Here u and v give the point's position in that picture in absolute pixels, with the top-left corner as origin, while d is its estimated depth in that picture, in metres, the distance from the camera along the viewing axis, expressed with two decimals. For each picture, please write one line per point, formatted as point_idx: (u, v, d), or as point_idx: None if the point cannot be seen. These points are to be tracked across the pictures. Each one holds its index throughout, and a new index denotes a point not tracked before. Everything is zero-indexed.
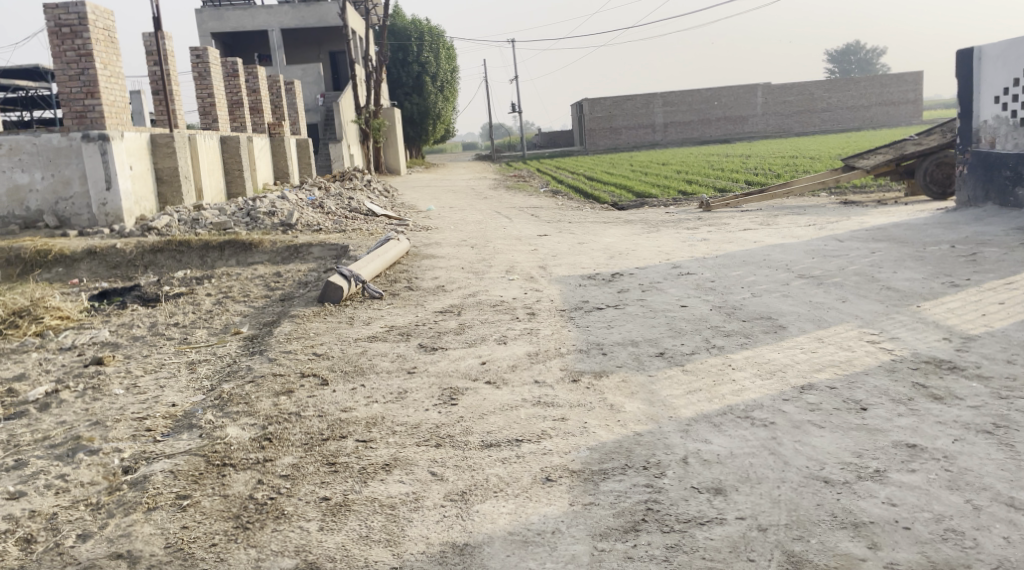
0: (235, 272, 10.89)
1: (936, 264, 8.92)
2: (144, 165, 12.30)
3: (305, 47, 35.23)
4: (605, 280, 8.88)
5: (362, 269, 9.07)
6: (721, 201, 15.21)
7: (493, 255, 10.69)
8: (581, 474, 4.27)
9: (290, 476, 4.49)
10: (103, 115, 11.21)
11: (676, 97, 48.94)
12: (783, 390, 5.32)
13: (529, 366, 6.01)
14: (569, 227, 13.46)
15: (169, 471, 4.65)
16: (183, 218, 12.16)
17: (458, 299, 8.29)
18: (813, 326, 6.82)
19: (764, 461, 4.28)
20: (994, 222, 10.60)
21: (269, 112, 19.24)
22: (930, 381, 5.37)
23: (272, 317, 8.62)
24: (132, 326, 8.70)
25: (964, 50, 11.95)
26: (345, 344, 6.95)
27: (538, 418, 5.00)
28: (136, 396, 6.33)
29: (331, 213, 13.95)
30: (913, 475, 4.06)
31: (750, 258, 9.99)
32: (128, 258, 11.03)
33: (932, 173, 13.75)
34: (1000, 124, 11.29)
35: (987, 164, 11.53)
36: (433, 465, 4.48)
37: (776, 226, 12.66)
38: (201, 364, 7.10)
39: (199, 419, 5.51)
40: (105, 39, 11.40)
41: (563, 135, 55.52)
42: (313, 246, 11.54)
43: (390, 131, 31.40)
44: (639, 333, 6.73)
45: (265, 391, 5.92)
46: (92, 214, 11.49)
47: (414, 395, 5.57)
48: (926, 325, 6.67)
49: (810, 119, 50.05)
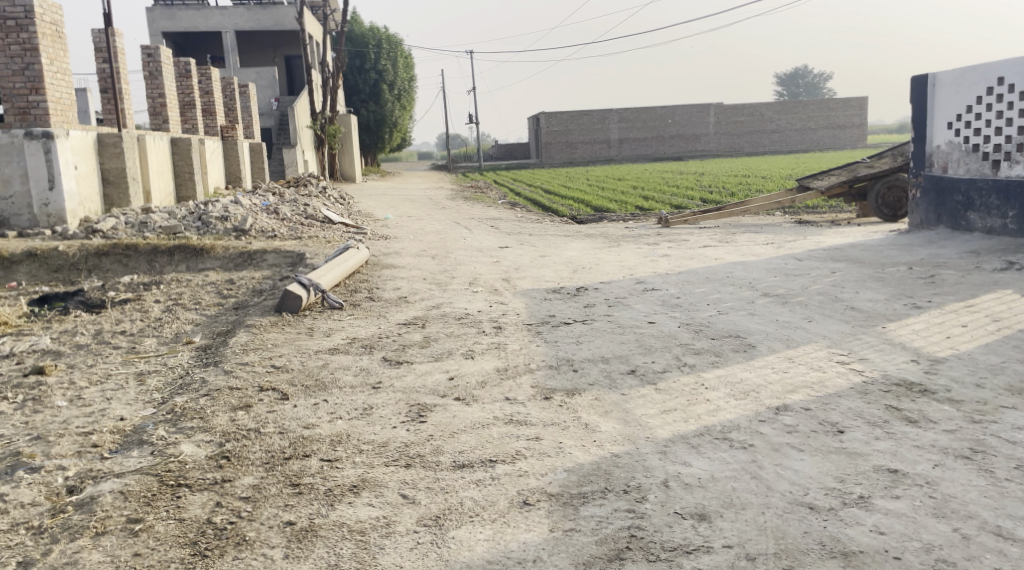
0: (186, 278, 10.52)
1: (897, 286, 8.97)
2: (91, 166, 11.85)
3: (259, 50, 34.70)
4: (570, 294, 8.75)
5: (321, 278, 8.81)
6: (679, 217, 15.19)
7: (455, 267, 10.50)
8: (560, 498, 4.11)
9: (252, 499, 4.24)
10: (48, 112, 10.78)
11: (631, 114, 49.36)
12: (759, 411, 5.22)
13: (498, 383, 5.81)
14: (530, 240, 13.33)
15: (119, 492, 4.38)
16: (132, 221, 11.74)
17: (421, 311, 8.08)
18: (781, 345, 6.76)
19: (746, 485, 4.17)
20: (948, 245, 10.75)
21: (221, 115, 18.80)
22: (903, 404, 5.32)
23: (225, 326, 8.31)
24: (76, 333, 8.30)
25: (919, 76, 12.10)
26: (304, 357, 6.70)
27: (511, 438, 4.82)
28: (80, 409, 5.99)
29: (286, 219, 13.63)
30: (898, 501, 4.01)
31: (712, 275, 9.96)
32: (71, 261, 10.57)
33: (884, 196, 13.94)
34: (953, 149, 11.45)
35: (939, 188, 11.71)
36: (404, 487, 4.27)
37: (735, 243, 12.69)
38: (150, 376, 6.77)
39: (150, 435, 5.22)
40: (52, 33, 10.98)
41: (518, 148, 55.61)
42: (268, 252, 11.24)
43: (345, 138, 31.00)
44: (609, 349, 6.60)
45: (221, 405, 5.65)
46: (33, 214, 11.01)
47: (381, 411, 5.35)
48: (894, 347, 6.66)
49: (760, 139, 50.91)
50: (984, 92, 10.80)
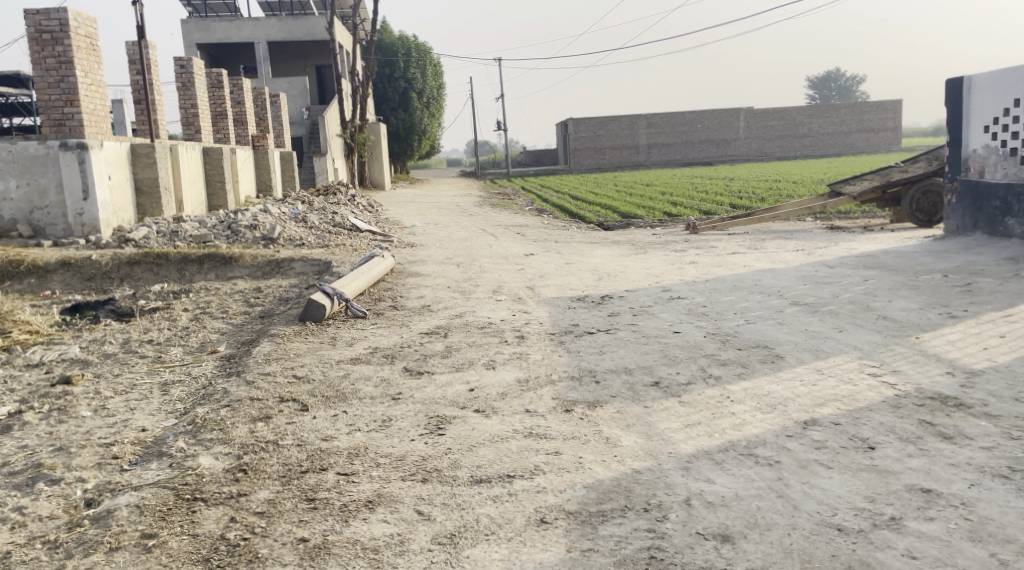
0: (214, 287, 10.58)
1: (931, 294, 8.75)
2: (124, 176, 11.97)
3: (291, 60, 34.98)
4: (595, 303, 8.64)
5: (345, 286, 8.78)
6: (708, 223, 15.00)
7: (479, 274, 10.45)
8: (578, 516, 4.01)
9: (266, 514, 4.19)
10: (82, 124, 10.89)
11: (660, 119, 49.10)
12: (786, 426, 5.08)
13: (519, 395, 5.73)
14: (556, 246, 13.24)
15: (135, 506, 4.35)
16: (162, 230, 11.83)
17: (443, 320, 8.02)
18: (811, 356, 6.60)
19: (772, 505, 4.04)
20: (985, 252, 10.49)
21: (252, 124, 18.93)
22: (937, 419, 5.15)
23: (250, 335, 8.31)
24: (104, 342, 8.36)
25: (954, 79, 11.85)
26: (326, 367, 6.66)
27: (531, 452, 4.74)
28: (104, 419, 6.00)
29: (314, 227, 13.67)
30: (931, 524, 3.86)
31: (741, 283, 9.80)
32: (104, 270, 10.66)
33: (919, 201, 13.65)
34: (990, 153, 11.19)
35: (976, 193, 11.44)
36: (420, 503, 4.20)
37: (765, 250, 12.49)
38: (174, 386, 6.77)
39: (170, 447, 5.20)
40: (86, 46, 11.11)
41: (548, 154, 55.60)
42: (295, 261, 11.28)
43: (375, 145, 31.14)
44: (633, 360, 6.49)
45: (241, 416, 5.62)
46: (67, 224, 11.13)
47: (400, 424, 5.29)
48: (928, 358, 6.47)
49: (792, 143, 50.35)
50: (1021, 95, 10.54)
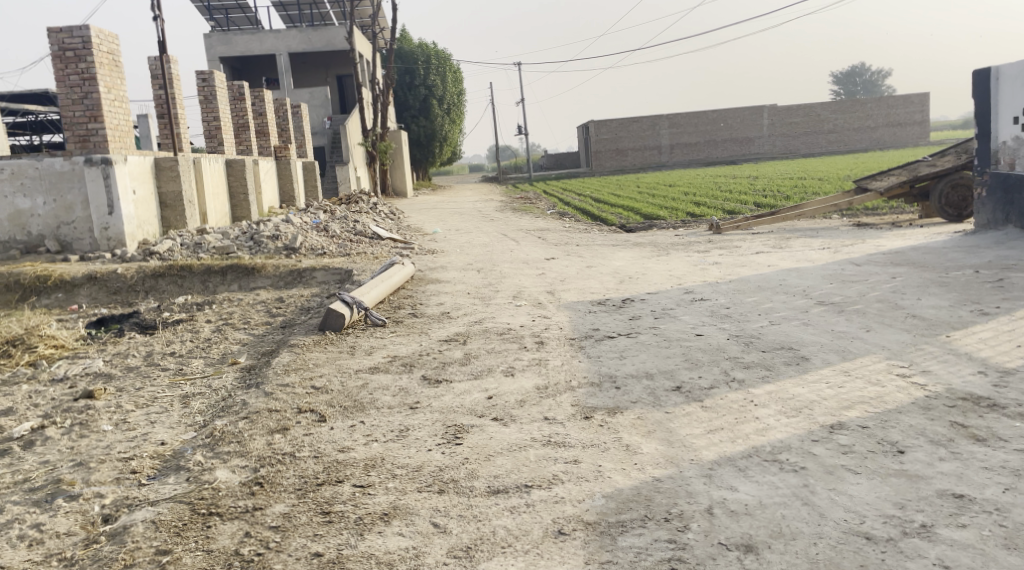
0: (237, 298, 10.60)
1: (962, 291, 8.55)
2: (148, 190, 12.04)
3: (312, 70, 35.19)
4: (616, 306, 8.54)
5: (364, 295, 8.74)
6: (731, 223, 14.83)
7: (499, 280, 10.38)
8: (597, 526, 3.92)
9: (281, 528, 4.14)
10: (106, 139, 10.95)
11: (682, 119, 48.82)
12: (812, 430, 4.95)
13: (538, 402, 5.64)
14: (577, 250, 13.14)
15: (151, 521, 4.32)
16: (186, 242, 11.88)
17: (463, 326, 7.95)
18: (837, 357, 6.46)
19: (798, 513, 3.92)
20: (1017, 247, 10.24)
21: (274, 135, 19.02)
22: (969, 421, 4.99)
23: (270, 346, 8.30)
24: (127, 356, 8.38)
25: (981, 69, 11.62)
26: (345, 376, 6.62)
27: (549, 461, 4.65)
28: (125, 433, 6.00)
29: (335, 236, 13.68)
30: (964, 531, 3.73)
31: (765, 283, 9.65)
32: (129, 283, 10.72)
33: (947, 195, 13.38)
34: (1021, 145, 10.94)
35: (1006, 186, 11.19)
36: (436, 514, 4.13)
37: (791, 249, 12.30)
38: (195, 398, 6.76)
39: (188, 460, 5.18)
40: (109, 62, 11.18)
41: (570, 157, 55.49)
42: (316, 270, 11.29)
43: (397, 152, 31.21)
44: (654, 364, 6.38)
45: (258, 428, 5.59)
46: (93, 238, 11.21)
47: (417, 433, 5.22)
48: (959, 357, 6.30)
49: (817, 140, 49.83)
50: None
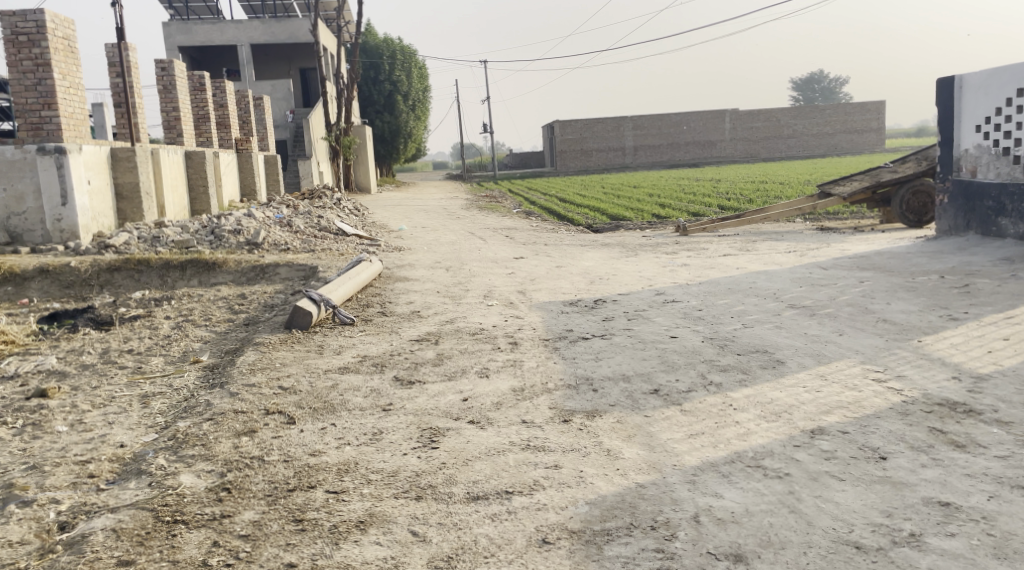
0: (197, 293, 10.32)
1: (929, 296, 8.60)
2: (104, 180, 11.68)
3: (275, 63, 34.68)
4: (588, 307, 8.45)
5: (331, 292, 8.55)
6: (698, 225, 14.86)
7: (469, 279, 10.23)
8: (582, 535, 3.83)
9: (251, 537, 3.97)
10: (60, 127, 10.60)
11: (646, 121, 49.08)
12: (793, 435, 4.89)
13: (514, 404, 5.52)
14: (545, 249, 13.05)
15: (112, 529, 4.11)
16: (144, 235, 11.55)
17: (434, 326, 7.80)
18: (812, 361, 6.43)
19: (785, 521, 3.87)
20: (979, 253, 10.37)
21: (236, 128, 18.65)
22: (948, 426, 4.98)
23: (234, 344, 8.06)
24: (83, 353, 8.08)
25: (944, 78, 11.74)
26: (313, 377, 6.43)
27: (529, 466, 4.53)
28: (81, 435, 5.75)
29: (299, 231, 13.41)
30: (953, 540, 3.71)
31: (735, 286, 9.64)
32: (83, 277, 10.36)
33: (909, 201, 13.52)
34: (982, 153, 11.06)
35: (968, 193, 11.33)
36: (414, 522, 3.99)
37: (758, 252, 12.33)
38: (155, 398, 6.52)
39: (149, 464, 4.96)
40: (64, 48, 10.82)
41: (534, 156, 55.47)
42: (280, 266, 11.05)
43: (361, 148, 30.89)
44: (630, 366, 6.29)
45: (224, 431, 5.38)
46: (46, 230, 10.82)
47: (391, 437, 5.07)
48: (932, 363, 6.30)
49: (777, 145, 50.39)
50: (1012, 94, 10.42)
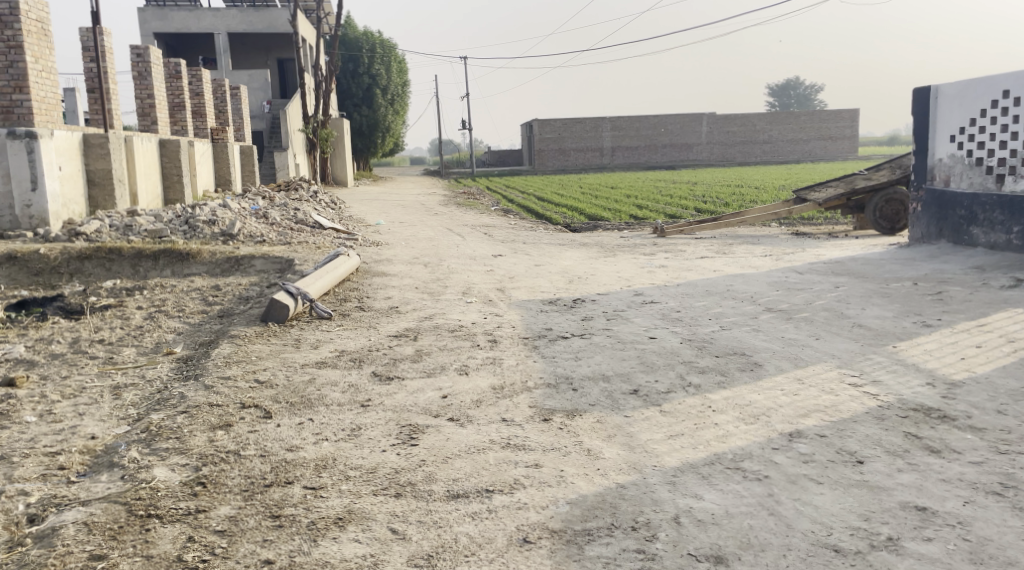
0: (171, 284, 10.18)
1: (904, 302, 8.70)
2: (76, 167, 11.49)
3: (252, 53, 34.38)
4: (567, 306, 8.45)
5: (309, 286, 8.48)
6: (675, 227, 14.91)
7: (447, 276, 10.19)
8: (562, 535, 3.82)
9: (227, 533, 3.91)
10: (31, 111, 10.42)
11: (624, 122, 49.25)
12: (771, 438, 4.91)
13: (494, 403, 5.50)
14: (523, 247, 13.05)
15: (84, 523, 4.04)
16: (116, 224, 11.38)
17: (413, 322, 7.76)
18: (789, 364, 6.47)
19: (765, 524, 3.88)
20: (951, 260, 10.50)
21: (212, 117, 18.46)
22: (923, 432, 5.03)
23: (208, 336, 7.96)
24: (52, 342, 7.94)
25: (921, 88, 11.87)
26: (290, 371, 6.36)
27: (509, 464, 4.51)
28: (50, 426, 5.64)
29: (276, 224, 13.28)
30: (930, 545, 3.74)
31: (712, 288, 9.68)
32: (53, 264, 10.17)
33: (883, 208, 13.66)
34: (956, 162, 11.20)
35: (942, 201, 11.46)
36: (394, 520, 3.96)
37: (734, 255, 12.40)
38: (127, 389, 6.42)
39: (122, 457, 4.88)
40: (37, 31, 10.65)
41: (512, 154, 55.47)
42: (256, 258, 10.95)
43: (338, 141, 30.69)
44: (609, 366, 6.29)
45: (199, 424, 5.31)
46: (14, 216, 10.60)
47: (370, 433, 5.03)
48: (907, 368, 6.37)
49: (753, 149, 50.79)
50: (987, 105, 10.55)
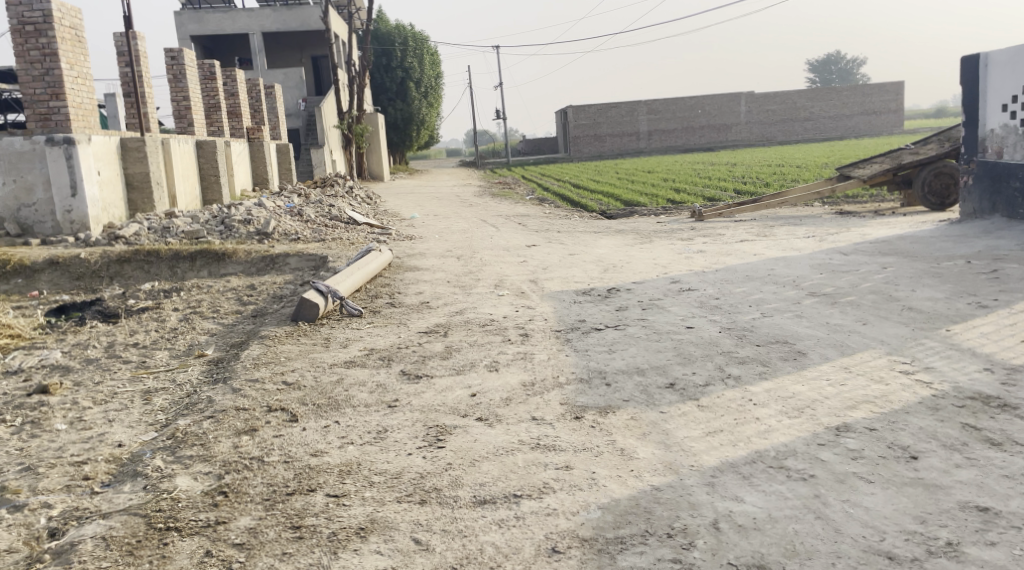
0: (207, 284, 10.16)
1: (956, 282, 8.30)
2: (114, 170, 11.51)
3: (287, 51, 34.50)
4: (601, 296, 8.21)
5: (339, 283, 8.35)
6: (714, 210, 14.54)
7: (480, 268, 10.02)
8: (594, 543, 3.62)
9: (246, 546, 3.79)
10: (69, 118, 10.44)
11: (661, 105, 48.60)
12: (817, 432, 4.65)
13: (524, 400, 5.30)
14: (558, 236, 12.82)
15: (102, 538, 3.95)
16: (153, 226, 11.39)
17: (444, 317, 7.60)
18: (836, 352, 6.17)
19: (811, 529, 3.65)
20: (1006, 236, 10.04)
21: (247, 116, 18.46)
22: (981, 423, 4.72)
23: (239, 337, 7.87)
24: (87, 346, 7.92)
25: (970, 56, 11.36)
26: (318, 372, 6.23)
27: (539, 467, 4.31)
28: (80, 433, 5.58)
29: (310, 221, 13.21)
30: (993, 550, 3.48)
31: (754, 273, 9.36)
32: (92, 268, 10.21)
33: (930, 183, 13.13)
34: (1009, 133, 10.70)
35: (994, 175, 10.97)
36: (417, 529, 3.80)
37: (776, 237, 12.03)
38: (157, 394, 6.35)
39: (145, 465, 4.78)
40: (71, 38, 10.63)
41: (547, 142, 55.16)
42: (290, 256, 10.88)
43: (373, 136, 30.68)
44: (644, 359, 6.05)
45: (224, 430, 5.19)
46: (56, 221, 10.67)
47: (396, 435, 4.87)
48: (962, 354, 6.03)
49: (793, 128, 49.81)
50: None
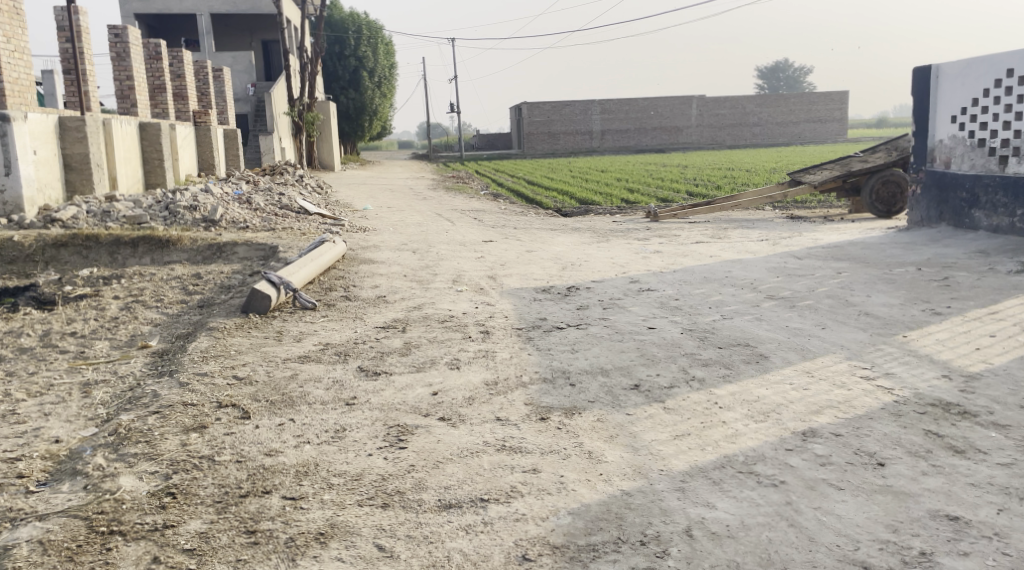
0: (150, 271, 9.79)
1: (909, 289, 8.38)
2: (51, 150, 11.04)
3: (236, 34, 33.75)
4: (561, 294, 8.10)
5: (291, 274, 8.10)
6: (669, 211, 14.56)
7: (437, 262, 9.84)
8: (566, 551, 3.52)
9: (197, 552, 3.59)
10: (3, 93, 9.99)
11: (614, 105, 48.80)
12: (784, 437, 4.59)
13: (488, 400, 5.15)
14: (514, 233, 12.69)
15: (39, 542, 3.71)
16: (93, 209, 10.94)
17: (401, 312, 7.41)
18: (797, 356, 6.15)
19: (785, 537, 3.59)
20: (953, 244, 10.20)
21: (193, 100, 17.94)
22: (944, 430, 4.72)
23: (185, 329, 7.57)
24: (20, 335, 7.54)
25: (921, 68, 11.54)
26: (271, 366, 6.00)
27: (505, 470, 4.18)
28: (14, 427, 5.27)
29: (259, 209, 12.88)
30: (967, 561, 3.46)
31: (711, 274, 9.36)
32: (27, 252, 9.76)
33: (879, 191, 13.30)
34: (956, 144, 10.89)
35: (942, 184, 11.16)
36: (380, 535, 3.64)
37: (730, 240, 12.07)
38: (97, 387, 6.05)
39: (86, 463, 4.52)
40: (8, 10, 10.19)
41: (500, 138, 55.01)
42: (238, 245, 10.55)
43: (323, 125, 30.18)
44: (607, 359, 5.96)
45: (171, 426, 4.94)
46: None
47: (356, 435, 4.69)
48: (920, 360, 6.05)
49: (743, 132, 50.44)
50: (990, 84, 10.21)
